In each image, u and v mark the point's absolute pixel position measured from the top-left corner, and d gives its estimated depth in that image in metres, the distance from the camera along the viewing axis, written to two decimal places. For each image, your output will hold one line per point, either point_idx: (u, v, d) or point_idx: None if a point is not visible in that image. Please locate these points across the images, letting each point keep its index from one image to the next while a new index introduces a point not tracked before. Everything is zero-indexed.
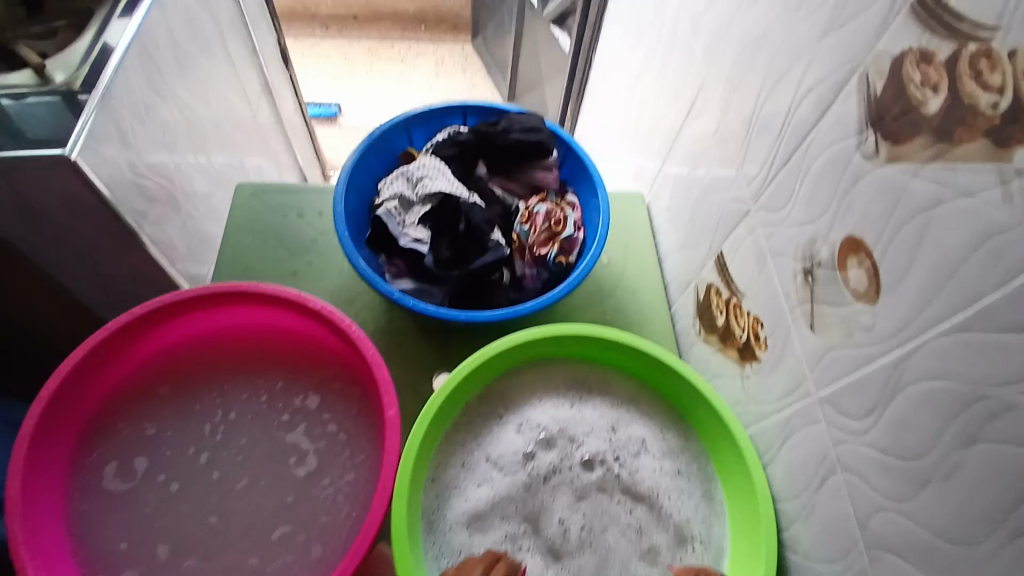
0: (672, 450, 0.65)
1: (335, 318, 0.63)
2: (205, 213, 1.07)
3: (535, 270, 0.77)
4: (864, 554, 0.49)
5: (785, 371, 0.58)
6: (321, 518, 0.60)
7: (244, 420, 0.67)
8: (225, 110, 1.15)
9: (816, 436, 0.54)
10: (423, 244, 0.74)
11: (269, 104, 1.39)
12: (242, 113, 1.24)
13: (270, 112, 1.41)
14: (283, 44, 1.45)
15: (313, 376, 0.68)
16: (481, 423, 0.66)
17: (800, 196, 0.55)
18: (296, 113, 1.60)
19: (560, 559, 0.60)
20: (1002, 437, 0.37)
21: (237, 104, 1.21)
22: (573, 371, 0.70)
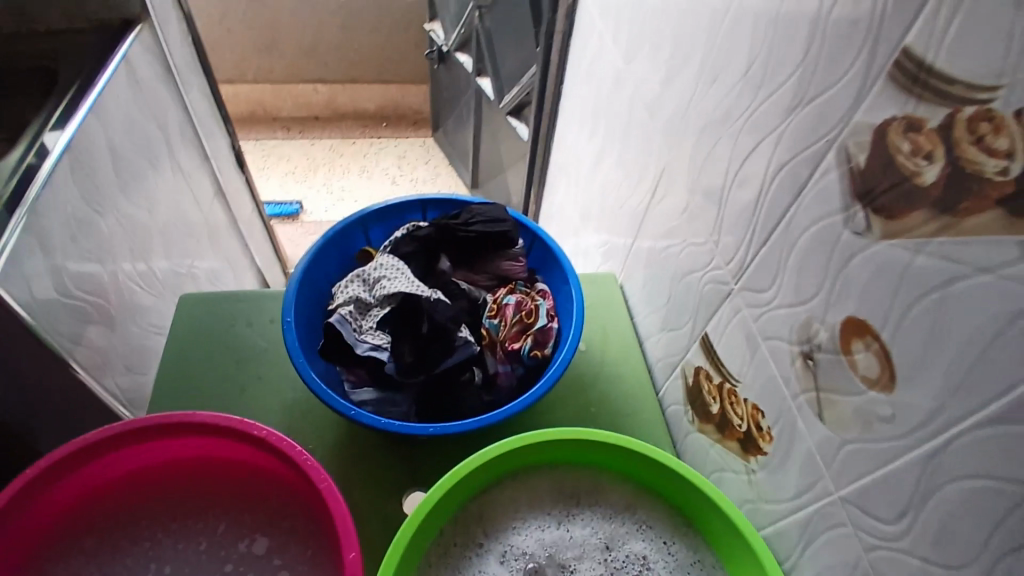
0: (680, 567, 0.57)
1: (284, 445, 0.55)
2: (148, 327, 0.99)
3: (509, 366, 0.70)
4: None
5: (796, 467, 0.51)
6: None
7: (181, 574, 0.57)
8: (172, 218, 1.10)
9: (839, 541, 0.47)
10: (383, 349, 0.67)
11: (221, 207, 1.34)
12: (192, 219, 1.19)
13: (223, 216, 1.36)
14: (237, 147, 1.42)
15: (259, 513, 0.59)
16: (458, 555, 0.57)
17: (785, 276, 0.51)
18: (254, 214, 1.56)
19: None
20: None
21: (186, 211, 1.16)
22: (558, 481, 0.61)
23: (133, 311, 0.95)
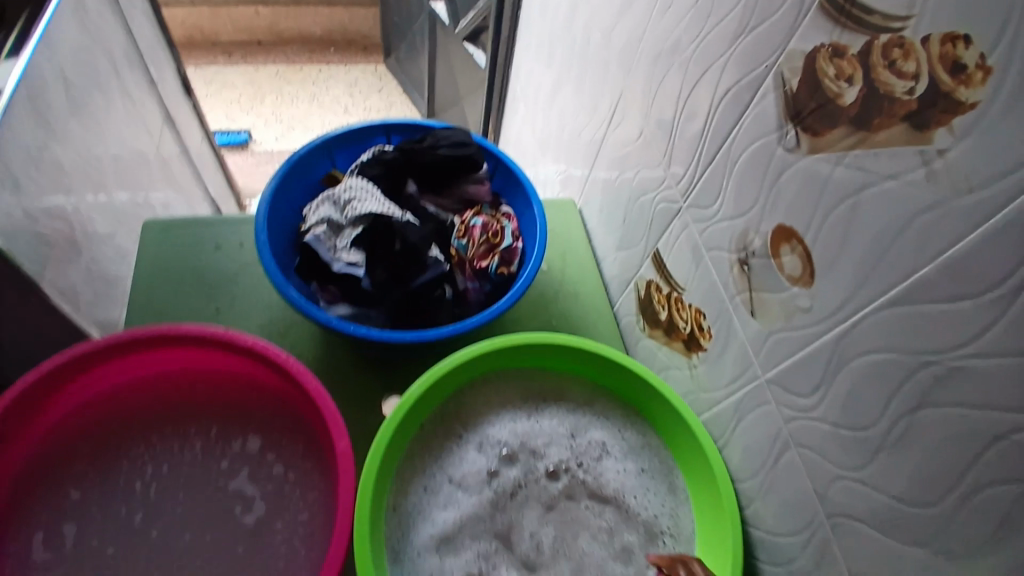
0: (633, 449, 0.65)
1: (269, 353, 0.59)
2: (112, 258, 0.99)
3: (477, 283, 0.75)
4: (825, 524, 0.48)
5: (731, 358, 0.59)
6: (277, 566, 0.56)
7: (178, 473, 0.61)
8: (125, 144, 1.08)
9: (765, 417, 0.55)
10: (359, 267, 0.70)
11: (172, 134, 1.31)
12: (144, 146, 1.16)
13: (174, 144, 1.33)
14: (182, 71, 1.37)
15: (249, 417, 0.63)
16: (440, 444, 0.64)
17: (728, 192, 0.57)
18: (204, 143, 1.52)
19: (537, 571, 0.58)
20: (956, 398, 0.37)
21: (137, 139, 1.13)
22: (526, 382, 0.68)
23: (96, 242, 0.95)
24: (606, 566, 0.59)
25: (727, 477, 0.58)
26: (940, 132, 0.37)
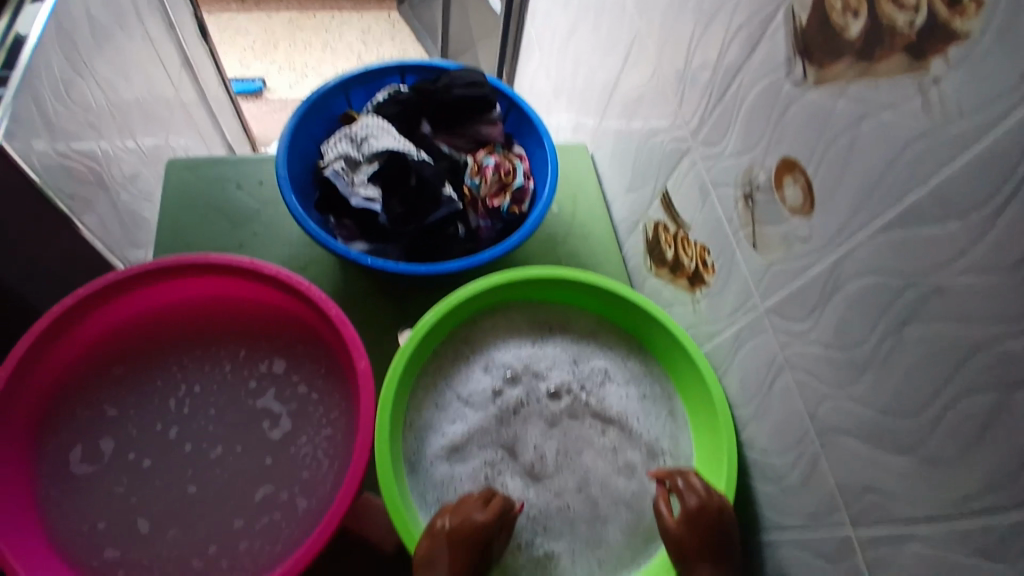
0: (635, 376, 0.69)
1: (293, 283, 0.62)
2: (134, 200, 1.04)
3: (489, 221, 0.77)
4: (815, 443, 0.51)
5: (731, 291, 0.62)
6: (302, 474, 0.61)
7: (208, 392, 0.65)
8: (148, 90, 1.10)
9: (762, 345, 0.58)
10: (375, 202, 0.73)
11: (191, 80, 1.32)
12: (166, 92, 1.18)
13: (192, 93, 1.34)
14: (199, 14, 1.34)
15: (274, 341, 0.67)
16: (450, 365, 0.68)
17: (736, 129, 0.59)
18: (219, 90, 1.50)
19: (540, 480, 0.64)
20: (936, 314, 0.39)
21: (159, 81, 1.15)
22: (532, 312, 0.72)
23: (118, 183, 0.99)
24: (609, 479, 0.64)
25: (728, 416, 0.60)
26: (938, 62, 0.37)
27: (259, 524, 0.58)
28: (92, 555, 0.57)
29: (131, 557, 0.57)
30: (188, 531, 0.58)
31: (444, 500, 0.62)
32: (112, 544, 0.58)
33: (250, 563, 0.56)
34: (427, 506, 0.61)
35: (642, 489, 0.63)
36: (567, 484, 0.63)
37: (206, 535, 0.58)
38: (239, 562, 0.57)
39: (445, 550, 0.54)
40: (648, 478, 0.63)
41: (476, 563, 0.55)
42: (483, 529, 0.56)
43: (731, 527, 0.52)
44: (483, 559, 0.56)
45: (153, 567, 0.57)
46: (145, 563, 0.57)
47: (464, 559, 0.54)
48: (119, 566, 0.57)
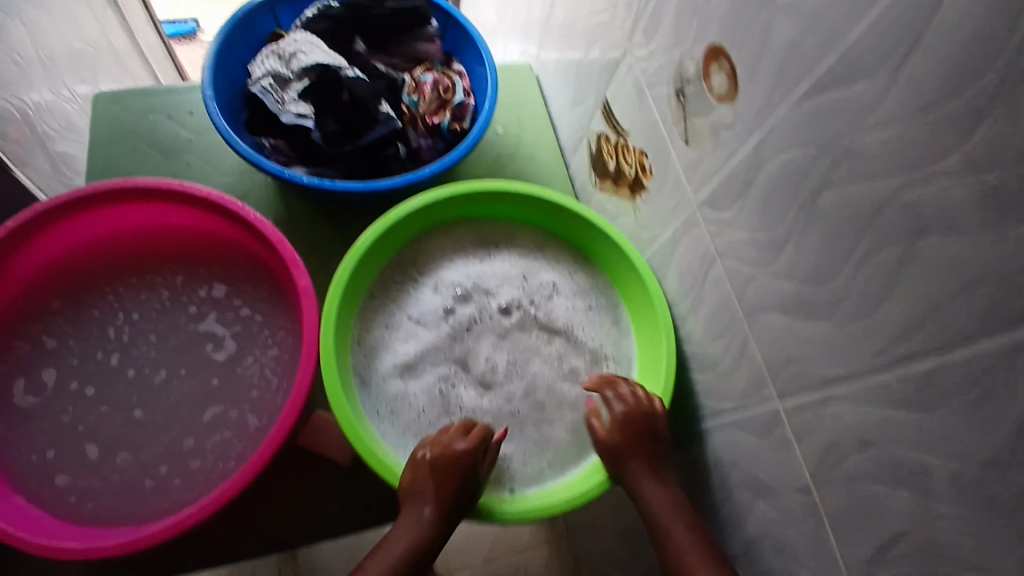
0: (581, 290, 0.70)
1: (224, 203, 0.61)
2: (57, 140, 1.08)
3: (431, 141, 0.73)
4: (744, 326, 0.54)
5: (667, 191, 0.62)
6: (251, 393, 0.61)
7: (149, 319, 0.64)
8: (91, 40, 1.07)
9: (696, 240, 0.59)
10: (308, 119, 0.69)
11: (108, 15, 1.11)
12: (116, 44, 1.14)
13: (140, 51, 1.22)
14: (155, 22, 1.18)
15: (212, 265, 0.66)
16: (398, 288, 0.67)
17: (666, 22, 0.57)
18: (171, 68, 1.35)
19: (492, 389, 0.64)
20: (850, 178, 0.40)
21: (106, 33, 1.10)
22: (478, 231, 0.71)
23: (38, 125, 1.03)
24: (556, 385, 0.65)
25: (665, 305, 0.63)
26: None
27: (211, 442, 0.59)
28: (43, 483, 0.56)
29: (82, 482, 0.57)
30: (139, 454, 0.58)
31: (397, 413, 0.61)
32: (62, 471, 0.57)
33: (204, 479, 0.57)
34: (380, 419, 0.60)
35: (586, 392, 0.64)
36: (517, 391, 0.64)
37: (157, 456, 0.58)
38: (193, 479, 0.57)
39: (428, 480, 0.54)
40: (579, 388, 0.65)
41: (468, 489, 0.55)
42: (468, 455, 0.56)
43: (660, 422, 0.56)
44: (477, 485, 0.56)
45: (105, 490, 0.57)
46: (97, 487, 0.57)
47: (452, 485, 0.54)
48: (70, 492, 0.56)
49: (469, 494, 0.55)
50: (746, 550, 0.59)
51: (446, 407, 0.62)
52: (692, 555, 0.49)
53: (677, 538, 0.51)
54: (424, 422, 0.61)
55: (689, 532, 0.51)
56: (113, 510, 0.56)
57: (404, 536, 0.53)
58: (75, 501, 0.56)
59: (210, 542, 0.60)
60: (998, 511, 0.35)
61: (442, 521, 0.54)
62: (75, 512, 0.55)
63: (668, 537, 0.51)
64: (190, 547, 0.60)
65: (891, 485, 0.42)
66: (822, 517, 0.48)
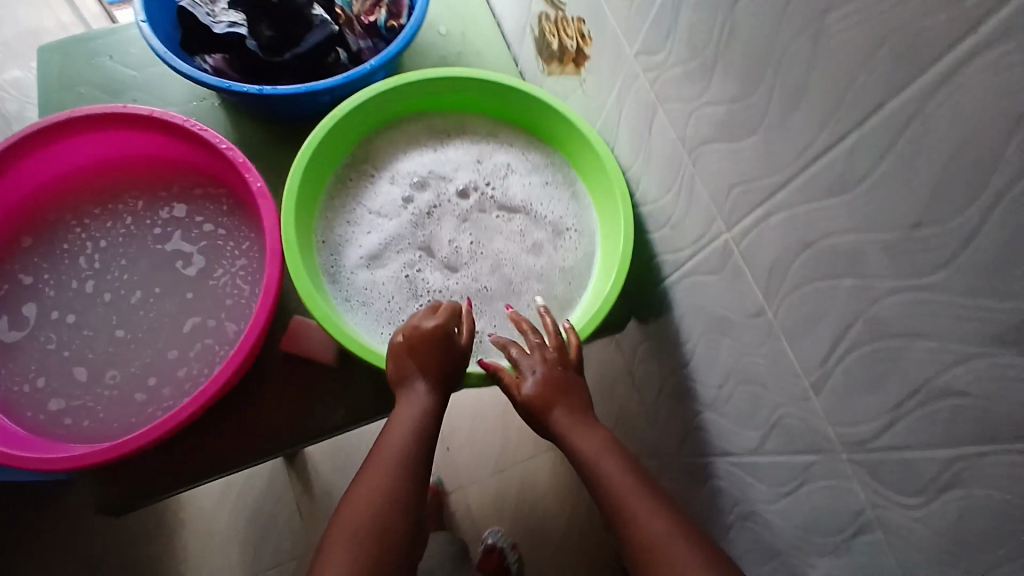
0: (537, 167, 0.69)
1: (171, 121, 0.62)
2: (24, 109, 1.07)
3: (371, 42, 0.74)
4: (689, 164, 0.54)
5: (607, 52, 0.61)
6: (226, 301, 0.62)
7: (117, 244, 0.65)
8: None
9: (640, 93, 0.58)
10: (241, 27, 0.70)
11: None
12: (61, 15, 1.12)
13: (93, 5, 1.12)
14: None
15: (172, 187, 0.67)
16: (355, 183, 0.68)
17: None
18: None
19: (458, 271, 0.65)
20: None
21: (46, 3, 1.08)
22: (428, 123, 0.71)
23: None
24: (520, 259, 0.66)
25: (619, 173, 0.62)
26: None
27: (193, 351, 0.60)
28: (39, 408, 0.58)
29: (75, 403, 0.59)
30: (126, 370, 0.60)
31: (369, 301, 0.62)
32: (55, 395, 0.59)
33: (192, 386, 0.59)
34: (352, 310, 0.62)
35: (550, 264, 0.66)
36: (483, 270, 0.65)
37: (143, 369, 0.60)
38: (181, 386, 0.59)
39: (411, 362, 0.55)
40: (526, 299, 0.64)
41: (451, 358, 0.56)
42: (440, 331, 0.56)
43: (574, 370, 0.57)
44: (459, 353, 0.57)
45: (99, 406, 0.58)
46: (91, 405, 0.58)
47: (434, 361, 0.55)
48: (66, 413, 0.58)
49: (454, 364, 0.56)
50: (718, 392, 0.61)
51: (415, 291, 0.63)
52: (626, 483, 0.49)
53: (609, 469, 0.51)
54: (395, 306, 0.63)
55: (620, 462, 0.51)
56: (109, 423, 0.58)
57: (406, 415, 0.54)
58: (72, 422, 0.58)
59: (193, 456, 0.60)
60: (930, 269, 0.36)
61: (438, 392, 0.55)
62: (73, 430, 0.57)
63: (599, 471, 0.51)
64: (173, 462, 0.59)
65: (833, 277, 0.43)
66: (778, 333, 0.50)
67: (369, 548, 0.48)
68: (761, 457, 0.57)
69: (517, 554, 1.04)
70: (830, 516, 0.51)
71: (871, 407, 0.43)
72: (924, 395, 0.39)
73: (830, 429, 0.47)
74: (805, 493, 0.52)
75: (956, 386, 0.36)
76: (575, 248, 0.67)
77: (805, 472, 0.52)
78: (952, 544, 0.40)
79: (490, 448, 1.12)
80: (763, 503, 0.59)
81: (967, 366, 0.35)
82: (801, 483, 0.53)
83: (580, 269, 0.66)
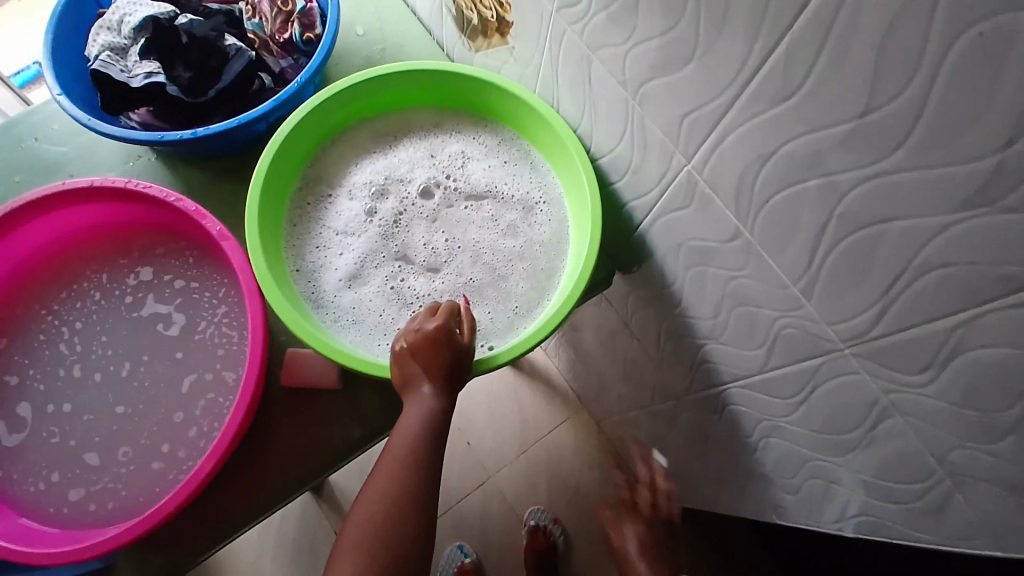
0: (491, 147, 0.68)
1: (114, 185, 0.61)
2: None
3: (291, 60, 0.72)
4: (635, 104, 0.54)
5: (527, 13, 0.60)
6: (217, 351, 0.61)
7: (93, 322, 0.63)
8: None
9: (571, 47, 0.57)
10: (158, 74, 0.68)
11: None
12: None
13: (4, 91, 1.07)
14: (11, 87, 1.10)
15: (131, 253, 0.65)
16: (315, 207, 0.66)
17: None
18: None
19: (440, 270, 0.64)
20: None
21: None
22: (371, 129, 0.69)
23: None
24: (498, 242, 0.65)
25: (570, 132, 0.62)
26: None
27: (198, 408, 0.59)
28: (60, 502, 0.57)
29: (94, 488, 0.58)
30: (136, 444, 0.59)
31: (360, 320, 0.62)
32: (72, 486, 0.58)
33: (205, 442, 0.58)
34: (345, 333, 0.61)
35: (529, 240, 0.65)
36: (465, 262, 0.64)
37: (153, 439, 0.59)
38: (195, 445, 0.58)
39: (416, 366, 0.55)
40: (513, 279, 0.63)
41: (454, 359, 0.55)
42: (441, 333, 0.55)
43: None
44: (463, 352, 0.56)
45: (119, 486, 0.57)
46: (111, 486, 0.57)
47: (435, 362, 0.55)
48: (88, 500, 0.57)
49: (458, 363, 0.56)
50: (714, 321, 0.61)
51: (403, 298, 0.63)
52: None
53: None
54: (387, 318, 0.62)
55: None
56: (135, 499, 0.57)
57: (413, 418, 0.54)
58: (97, 506, 0.57)
59: (223, 511, 0.59)
60: (891, 149, 0.36)
61: (444, 391, 0.55)
62: (100, 515, 0.56)
63: None
64: (206, 523, 0.59)
65: (799, 181, 0.43)
66: (760, 250, 0.50)
67: (380, 562, 0.52)
68: (769, 373, 0.58)
69: (561, 527, 1.07)
70: (846, 413, 0.52)
71: (863, 299, 0.43)
72: (912, 275, 0.39)
73: (830, 330, 0.48)
74: (819, 396, 0.53)
75: (940, 257, 0.37)
76: (549, 219, 0.66)
77: (815, 377, 0.53)
78: (967, 409, 0.41)
79: (507, 431, 1.13)
80: (780, 416, 0.60)
81: (947, 235, 0.36)
82: (813, 388, 0.54)
83: (559, 238, 0.65)
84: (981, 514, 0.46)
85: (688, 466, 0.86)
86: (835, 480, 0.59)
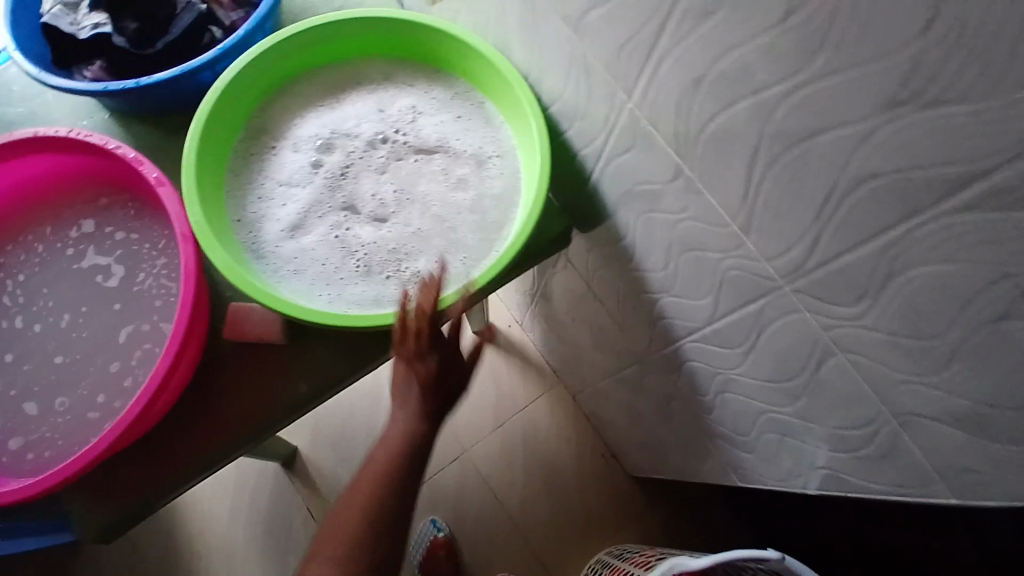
0: (443, 101, 0.67)
1: (53, 136, 0.60)
2: None
3: (242, 13, 0.71)
4: (577, 41, 0.52)
5: None
6: (156, 302, 0.60)
7: (36, 274, 0.62)
8: None
9: None
10: (105, 25, 0.67)
11: None
12: None
13: None
14: None
15: (75, 206, 0.64)
16: (259, 157, 0.65)
17: None
18: None
19: (388, 221, 0.62)
20: None
21: None
22: (320, 83, 0.68)
23: None
24: (448, 195, 0.63)
25: (520, 79, 0.61)
26: None
27: (135, 358, 0.58)
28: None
29: (32, 438, 0.57)
30: (73, 394, 0.58)
31: (302, 270, 0.60)
32: (11, 436, 0.57)
33: None
34: (285, 283, 0.60)
35: (480, 193, 0.63)
36: (414, 213, 0.62)
37: (90, 388, 0.58)
38: (131, 395, 0.57)
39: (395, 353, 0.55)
40: (462, 230, 0.62)
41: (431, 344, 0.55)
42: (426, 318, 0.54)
43: None
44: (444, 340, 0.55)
45: (56, 435, 0.57)
46: (49, 435, 0.57)
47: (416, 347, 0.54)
48: (27, 448, 0.57)
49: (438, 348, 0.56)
50: (666, 272, 0.59)
51: (348, 249, 0.61)
52: None
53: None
54: (330, 268, 0.60)
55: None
56: (71, 449, 0.56)
57: (400, 413, 0.56)
58: (35, 456, 0.56)
59: (163, 465, 0.58)
60: (812, 55, 0.34)
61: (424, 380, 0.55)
62: (37, 463, 0.56)
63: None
64: (159, 465, 0.58)
65: (730, 102, 0.41)
66: (700, 187, 0.48)
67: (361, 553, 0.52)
68: (719, 322, 0.56)
69: None
70: (793, 356, 0.50)
71: (799, 226, 0.42)
72: (841, 193, 0.38)
73: (769, 265, 0.46)
74: (766, 342, 0.52)
75: (869, 167, 0.35)
76: (501, 172, 0.64)
77: (761, 320, 0.51)
78: (904, 336, 0.40)
79: (482, 408, 1.11)
80: (731, 367, 0.59)
81: (871, 143, 0.34)
82: (759, 331, 0.52)
83: (512, 190, 0.63)
84: (930, 454, 0.44)
85: (656, 434, 0.85)
86: (787, 431, 0.58)
